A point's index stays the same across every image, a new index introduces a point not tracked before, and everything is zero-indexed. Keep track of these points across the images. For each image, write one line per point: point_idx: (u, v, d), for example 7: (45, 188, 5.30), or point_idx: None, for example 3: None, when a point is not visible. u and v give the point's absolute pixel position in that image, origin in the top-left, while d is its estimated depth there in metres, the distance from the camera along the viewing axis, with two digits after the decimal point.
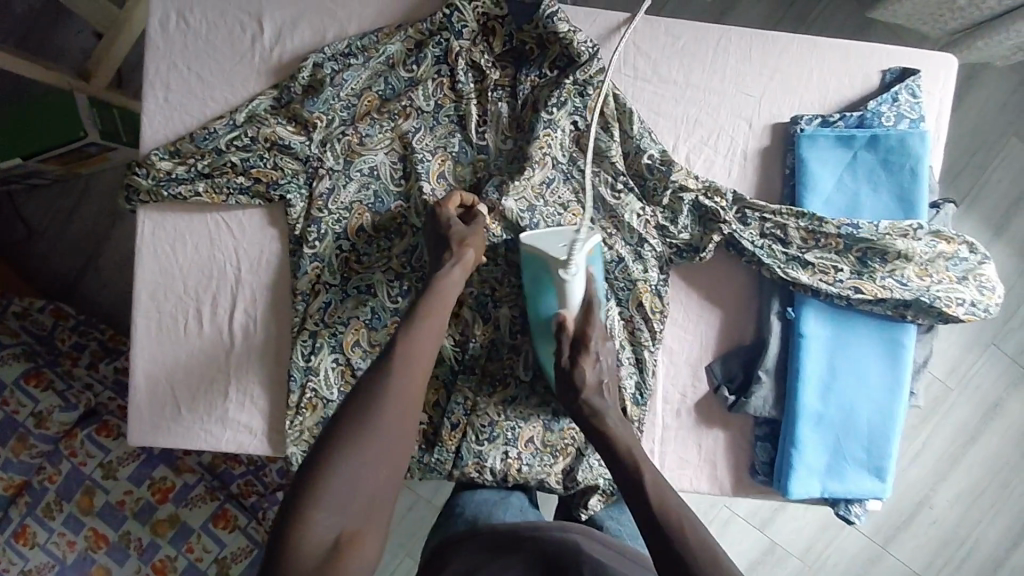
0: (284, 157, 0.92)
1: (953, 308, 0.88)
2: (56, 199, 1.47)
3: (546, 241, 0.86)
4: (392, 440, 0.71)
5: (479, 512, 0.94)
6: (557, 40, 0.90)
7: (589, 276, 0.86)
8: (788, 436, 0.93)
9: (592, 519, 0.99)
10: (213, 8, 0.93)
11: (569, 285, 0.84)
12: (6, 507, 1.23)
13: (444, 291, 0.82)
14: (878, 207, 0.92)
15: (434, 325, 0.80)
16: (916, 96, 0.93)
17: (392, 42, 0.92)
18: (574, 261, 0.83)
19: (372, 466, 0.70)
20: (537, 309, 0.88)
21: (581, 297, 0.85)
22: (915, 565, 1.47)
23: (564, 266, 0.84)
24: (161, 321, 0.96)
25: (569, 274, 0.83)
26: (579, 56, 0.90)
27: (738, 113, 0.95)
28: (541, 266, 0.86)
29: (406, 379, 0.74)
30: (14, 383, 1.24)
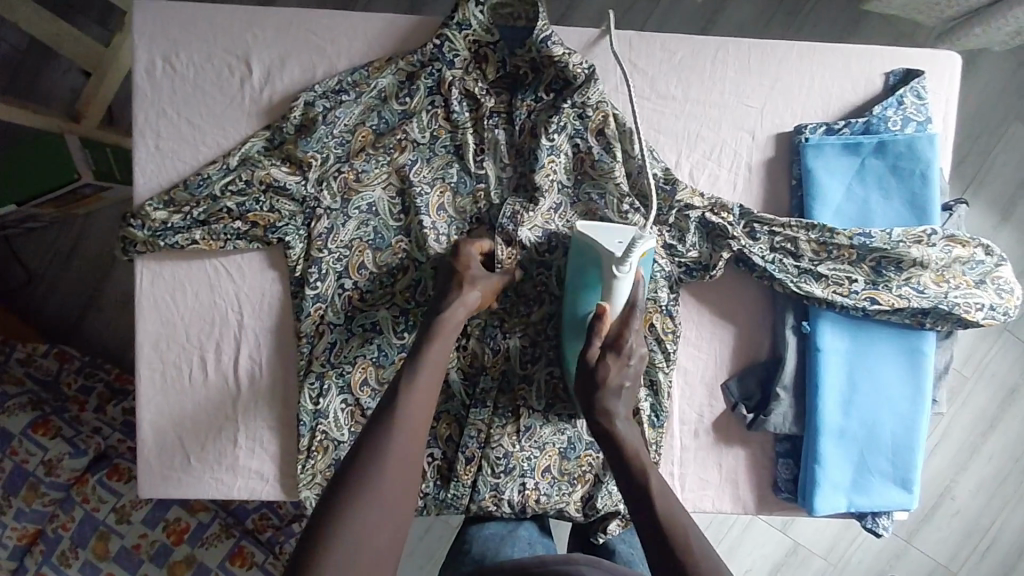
0: (280, 199, 0.90)
1: (973, 314, 0.86)
2: (53, 242, 1.45)
3: (609, 233, 0.83)
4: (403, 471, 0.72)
5: (488, 546, 0.93)
6: (552, 64, 0.88)
7: (638, 277, 0.83)
8: (810, 452, 0.91)
9: (606, 545, 0.98)
10: (200, 52, 0.91)
11: (617, 282, 0.81)
12: (22, 556, 1.23)
13: (447, 330, 0.82)
14: (890, 214, 0.90)
15: (435, 364, 0.80)
16: (923, 98, 0.91)
17: (384, 76, 0.90)
18: (630, 261, 0.80)
19: (385, 499, 0.70)
20: (577, 301, 0.86)
21: (627, 298, 0.83)
22: (939, 557, 1.45)
23: (617, 263, 0.81)
24: (165, 371, 0.94)
25: (621, 271, 0.81)
26: (575, 80, 0.88)
27: (741, 125, 0.93)
28: (595, 257, 0.84)
29: (413, 413, 0.76)
30: (22, 433, 1.23)
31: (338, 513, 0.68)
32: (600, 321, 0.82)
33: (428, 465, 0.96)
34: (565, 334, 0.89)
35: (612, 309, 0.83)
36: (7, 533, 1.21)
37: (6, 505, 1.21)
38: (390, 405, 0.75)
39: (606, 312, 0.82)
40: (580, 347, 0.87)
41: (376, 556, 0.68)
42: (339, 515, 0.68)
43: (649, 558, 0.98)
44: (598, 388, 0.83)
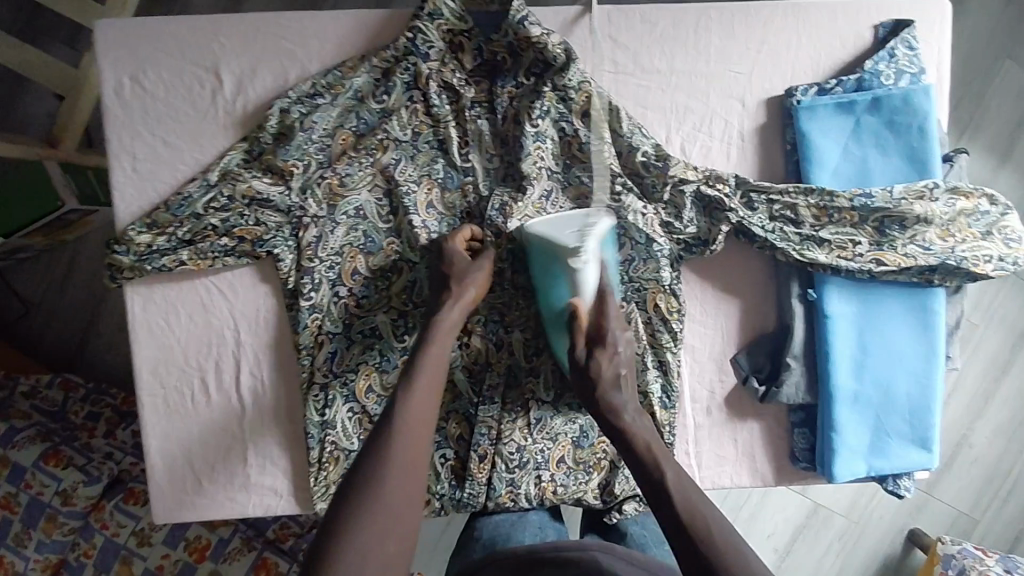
0: (265, 211, 0.87)
1: (982, 267, 0.84)
2: (46, 269, 1.43)
3: (556, 228, 0.83)
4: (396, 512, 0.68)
5: (498, 534, 0.93)
6: (531, 46, 0.86)
7: (600, 264, 0.82)
8: (826, 420, 0.90)
9: (616, 526, 0.96)
10: (167, 68, 0.88)
11: (580, 273, 0.81)
12: None
13: (443, 330, 0.81)
14: (889, 172, 0.88)
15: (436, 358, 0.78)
16: (914, 49, 0.88)
17: (358, 75, 0.87)
18: (584, 249, 0.79)
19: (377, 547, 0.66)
20: (549, 300, 0.86)
21: (596, 285, 0.83)
22: (961, 506, 1.45)
23: (575, 254, 0.80)
24: (167, 397, 0.93)
25: (579, 261, 0.80)
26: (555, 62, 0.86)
27: (730, 93, 0.90)
28: (550, 254, 0.82)
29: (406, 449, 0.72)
30: (33, 466, 1.22)
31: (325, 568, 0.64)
32: (575, 316, 0.82)
33: (442, 467, 0.95)
34: (548, 333, 0.88)
35: (584, 302, 0.83)
36: (30, 566, 1.21)
37: (25, 539, 1.21)
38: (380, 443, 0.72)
39: (579, 304, 0.82)
40: (564, 340, 0.86)
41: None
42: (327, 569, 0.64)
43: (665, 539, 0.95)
44: (597, 368, 0.82)
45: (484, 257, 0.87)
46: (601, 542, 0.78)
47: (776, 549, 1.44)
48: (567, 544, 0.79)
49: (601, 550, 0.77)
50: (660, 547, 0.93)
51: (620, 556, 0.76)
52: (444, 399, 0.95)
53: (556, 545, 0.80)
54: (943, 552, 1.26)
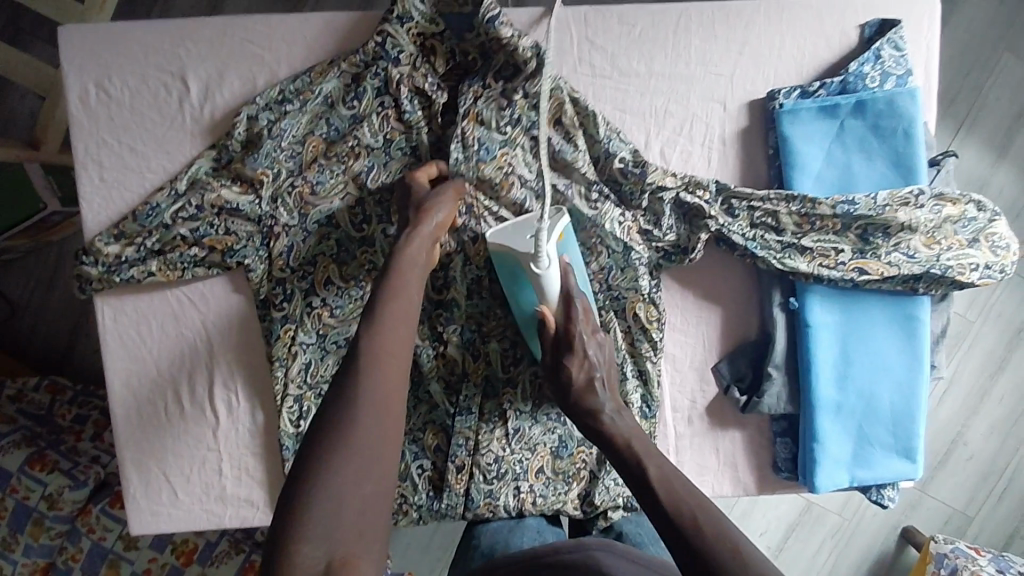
0: (235, 220, 0.86)
1: (968, 275, 0.82)
2: (34, 269, 1.41)
3: (511, 234, 0.79)
4: (365, 483, 0.58)
5: (496, 540, 0.91)
6: (504, 48, 0.83)
7: (564, 267, 0.80)
8: (808, 430, 0.88)
9: (611, 527, 0.94)
10: (132, 74, 0.86)
11: (543, 279, 0.77)
12: None
13: (407, 261, 0.74)
14: (874, 177, 0.85)
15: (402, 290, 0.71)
16: (900, 49, 0.85)
17: (327, 80, 0.85)
18: (545, 253, 0.77)
19: (349, 522, 0.56)
20: (518, 300, 0.83)
21: (560, 287, 0.79)
22: (955, 503, 1.44)
23: (535, 260, 0.77)
24: (139, 409, 0.92)
25: (541, 266, 0.77)
26: (526, 65, 0.83)
27: (710, 96, 0.88)
28: (510, 261, 0.80)
29: (374, 408, 0.61)
30: (20, 470, 1.20)
31: (285, 552, 0.54)
32: (545, 323, 0.80)
33: (420, 477, 0.94)
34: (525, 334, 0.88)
35: (551, 308, 0.80)
36: (18, 570, 1.20)
37: (12, 542, 1.20)
38: (339, 405, 0.61)
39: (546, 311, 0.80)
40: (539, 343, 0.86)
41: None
42: (289, 556, 0.54)
43: None
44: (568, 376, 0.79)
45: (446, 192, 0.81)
46: (598, 541, 0.76)
47: (769, 547, 1.42)
48: (563, 545, 0.77)
49: (599, 549, 0.75)
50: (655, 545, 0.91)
51: (618, 554, 0.74)
52: (422, 409, 0.94)
53: (555, 547, 0.78)
54: (936, 551, 1.23)
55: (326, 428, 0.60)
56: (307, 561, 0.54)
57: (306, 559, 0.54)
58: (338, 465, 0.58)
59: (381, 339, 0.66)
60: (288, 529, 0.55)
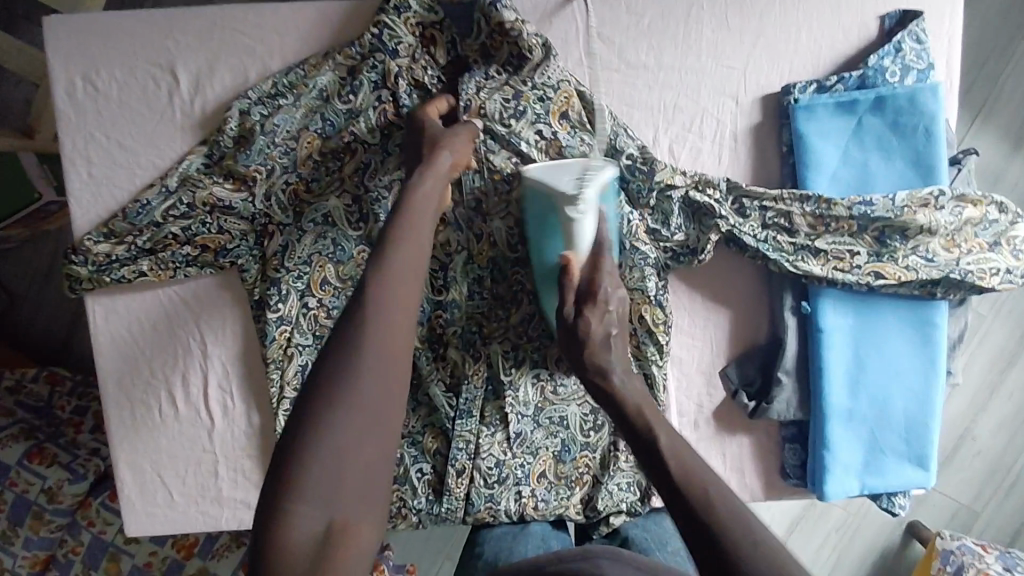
0: (228, 218, 0.83)
1: (988, 280, 0.79)
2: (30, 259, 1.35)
3: (558, 173, 0.76)
4: (367, 447, 0.53)
5: (499, 548, 0.88)
6: (506, 37, 0.80)
7: (600, 216, 0.76)
8: (818, 436, 0.85)
9: (617, 532, 0.93)
10: (120, 66, 0.83)
11: (577, 225, 0.74)
12: None
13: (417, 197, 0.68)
14: (893, 177, 0.82)
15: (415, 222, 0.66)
16: (922, 42, 0.81)
17: (322, 73, 0.81)
18: (584, 198, 0.73)
19: (349, 483, 0.52)
20: (542, 251, 0.80)
21: (593, 239, 0.76)
22: (962, 498, 1.40)
23: (573, 204, 0.74)
24: (133, 411, 0.90)
25: (576, 211, 0.74)
26: (531, 53, 0.79)
27: (722, 90, 0.84)
28: (548, 204, 0.77)
29: (380, 367, 0.55)
30: (19, 463, 1.16)
31: (282, 513, 0.50)
32: (567, 271, 0.75)
33: (419, 481, 0.92)
34: (540, 288, 0.83)
35: (579, 257, 0.75)
36: (19, 563, 1.15)
37: (14, 535, 1.15)
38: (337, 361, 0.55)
39: (572, 260, 0.75)
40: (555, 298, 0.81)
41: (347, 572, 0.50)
42: (285, 519, 0.50)
43: (669, 539, 0.91)
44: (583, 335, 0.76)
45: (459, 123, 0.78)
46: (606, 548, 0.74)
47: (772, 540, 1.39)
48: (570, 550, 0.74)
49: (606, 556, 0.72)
50: (664, 550, 0.89)
51: (626, 561, 0.71)
52: (421, 411, 0.91)
53: (558, 555, 0.74)
54: (941, 548, 1.19)
55: (323, 384, 0.54)
56: (303, 525, 0.50)
57: (304, 522, 0.50)
58: (339, 426, 0.52)
59: (384, 293, 0.58)
60: (282, 489, 0.51)
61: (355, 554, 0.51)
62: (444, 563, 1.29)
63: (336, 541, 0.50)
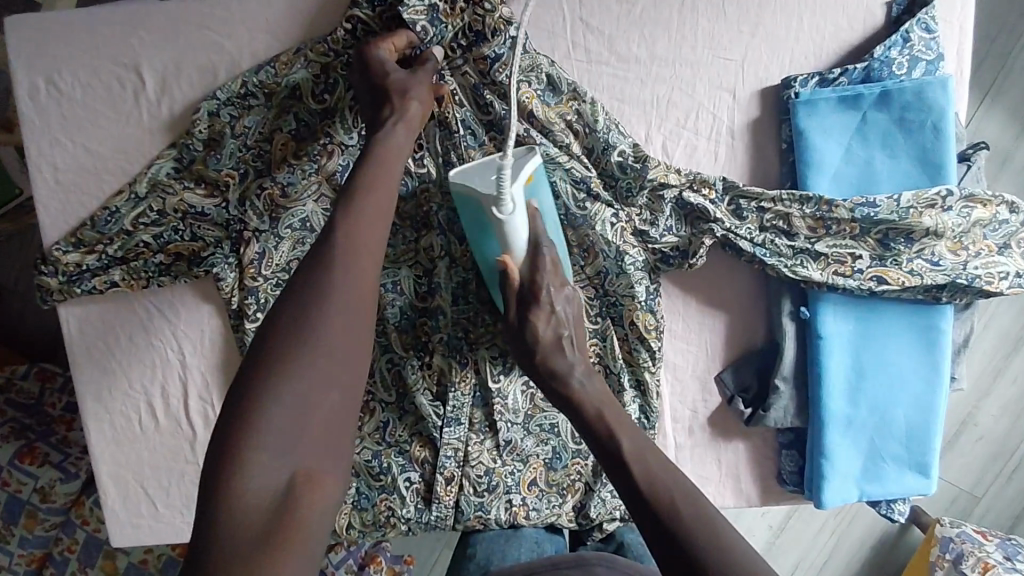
0: (201, 225, 0.80)
1: (997, 285, 0.76)
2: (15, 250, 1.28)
3: (476, 170, 0.71)
4: (325, 410, 0.53)
5: (492, 553, 0.87)
6: (469, 6, 0.74)
7: (531, 211, 0.71)
8: (816, 444, 0.83)
9: (613, 535, 0.91)
10: (83, 66, 0.79)
11: (508, 225, 0.69)
12: None
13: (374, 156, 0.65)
14: (898, 176, 0.78)
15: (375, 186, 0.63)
16: (932, 31, 0.76)
17: (294, 71, 0.77)
18: (508, 197, 0.68)
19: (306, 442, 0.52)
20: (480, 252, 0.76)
21: (527, 237, 0.71)
22: (963, 483, 1.36)
23: (496, 204, 0.69)
24: (113, 422, 0.88)
25: (503, 212, 0.68)
26: (493, 36, 0.74)
27: (718, 83, 0.80)
28: (470, 205, 0.71)
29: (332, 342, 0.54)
30: (9, 464, 1.12)
31: (236, 466, 0.50)
32: (545, 250, 0.71)
33: (407, 491, 0.88)
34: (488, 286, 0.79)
35: (514, 258, 0.71)
36: (14, 561, 1.14)
37: (8, 534, 1.13)
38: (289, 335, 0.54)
39: (508, 262, 0.71)
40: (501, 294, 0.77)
41: (308, 532, 0.49)
42: (239, 474, 0.49)
43: None
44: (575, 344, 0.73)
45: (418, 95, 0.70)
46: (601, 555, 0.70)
47: (771, 527, 1.31)
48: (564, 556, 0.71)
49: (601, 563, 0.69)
50: None
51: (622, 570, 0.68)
52: (407, 420, 0.88)
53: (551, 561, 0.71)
54: (942, 535, 1.15)
55: (281, 344, 0.54)
56: (259, 481, 0.50)
57: (260, 478, 0.50)
58: (295, 385, 0.52)
59: (340, 269, 0.57)
60: (237, 445, 0.50)
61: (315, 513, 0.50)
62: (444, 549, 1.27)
63: (295, 496, 0.50)
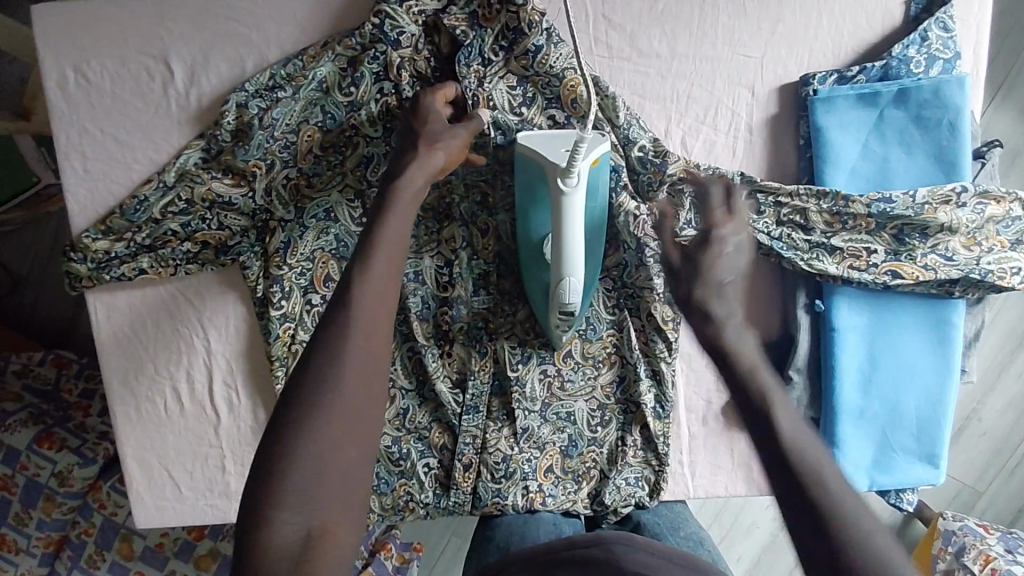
0: (228, 214, 0.81)
1: (1009, 280, 0.77)
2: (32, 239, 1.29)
3: (549, 145, 0.74)
4: (346, 461, 0.55)
5: (511, 536, 0.87)
6: (504, 6, 0.76)
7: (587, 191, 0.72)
8: (828, 436, 0.84)
9: (630, 517, 0.91)
10: (112, 57, 0.80)
11: (567, 198, 0.70)
12: (52, 563, 1.16)
13: (403, 194, 0.66)
14: (913, 172, 0.79)
15: (398, 233, 0.64)
16: (949, 30, 0.78)
17: (321, 64, 0.78)
18: (575, 171, 0.69)
19: (329, 491, 0.54)
20: (529, 222, 0.79)
21: (582, 216, 0.71)
22: (968, 479, 1.37)
23: (563, 175, 0.70)
24: (137, 406, 0.89)
25: (568, 184, 0.70)
26: (530, 30, 0.76)
27: (738, 80, 0.81)
28: (540, 172, 0.75)
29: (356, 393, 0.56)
30: (28, 449, 1.13)
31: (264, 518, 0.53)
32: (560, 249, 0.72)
33: (426, 475, 0.90)
34: (527, 263, 0.81)
35: (568, 234, 0.71)
36: (33, 543, 1.15)
37: (26, 518, 1.14)
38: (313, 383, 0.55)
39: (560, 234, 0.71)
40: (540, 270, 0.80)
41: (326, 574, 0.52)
42: (268, 520, 0.53)
43: (682, 523, 0.90)
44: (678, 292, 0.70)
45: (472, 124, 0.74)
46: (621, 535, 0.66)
47: (776, 519, 1.32)
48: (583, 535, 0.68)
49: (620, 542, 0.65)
50: (676, 536, 0.87)
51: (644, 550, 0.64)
52: (426, 407, 0.90)
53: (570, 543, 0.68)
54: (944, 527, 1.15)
55: (304, 397, 0.55)
56: (285, 527, 0.53)
57: (286, 526, 0.53)
58: (320, 437, 0.54)
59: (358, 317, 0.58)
60: (264, 493, 0.53)
61: (335, 559, 0.53)
62: (453, 538, 1.29)
63: (317, 544, 0.53)
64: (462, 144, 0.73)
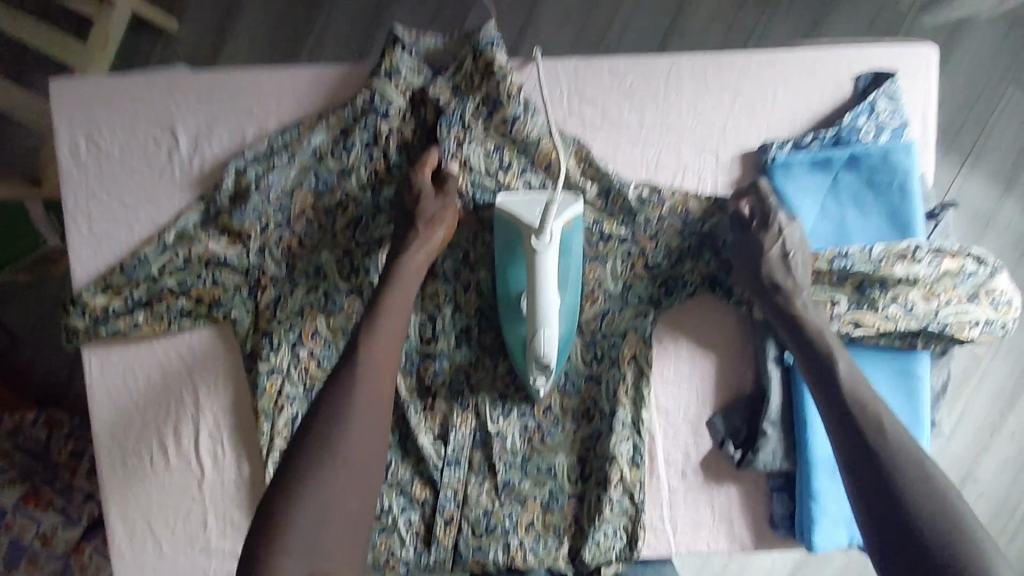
0: (222, 271, 0.85)
1: (965, 332, 0.81)
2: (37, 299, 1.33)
3: (523, 206, 0.80)
4: (344, 509, 0.62)
5: None
6: (486, 78, 0.83)
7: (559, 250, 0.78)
8: (804, 488, 0.86)
9: None
10: (122, 127, 0.87)
11: (539, 254, 0.75)
12: None
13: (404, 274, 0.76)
14: (870, 231, 0.84)
15: (394, 310, 0.73)
16: (895, 102, 0.84)
17: (315, 133, 0.85)
18: (547, 231, 0.75)
19: (335, 538, 0.61)
20: (507, 280, 0.84)
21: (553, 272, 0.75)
22: None
23: (537, 235, 0.75)
24: (124, 459, 0.91)
25: (541, 243, 0.75)
26: (508, 100, 0.83)
27: (703, 147, 0.87)
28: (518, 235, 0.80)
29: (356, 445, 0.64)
30: (14, 508, 1.12)
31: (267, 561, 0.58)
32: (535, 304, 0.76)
33: (407, 531, 0.90)
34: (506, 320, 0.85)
35: (540, 289, 0.75)
36: None
37: None
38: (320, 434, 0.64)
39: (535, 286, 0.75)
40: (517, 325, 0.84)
41: None
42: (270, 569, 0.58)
43: None
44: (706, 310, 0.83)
45: (451, 189, 0.82)
46: None
47: None
48: None
49: None
50: None
51: None
52: (410, 460, 0.91)
53: None
54: None
55: (313, 450, 0.63)
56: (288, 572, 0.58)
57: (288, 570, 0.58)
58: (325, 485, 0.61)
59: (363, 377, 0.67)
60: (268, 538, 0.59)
61: None
62: None
63: None
64: (453, 221, 0.82)
